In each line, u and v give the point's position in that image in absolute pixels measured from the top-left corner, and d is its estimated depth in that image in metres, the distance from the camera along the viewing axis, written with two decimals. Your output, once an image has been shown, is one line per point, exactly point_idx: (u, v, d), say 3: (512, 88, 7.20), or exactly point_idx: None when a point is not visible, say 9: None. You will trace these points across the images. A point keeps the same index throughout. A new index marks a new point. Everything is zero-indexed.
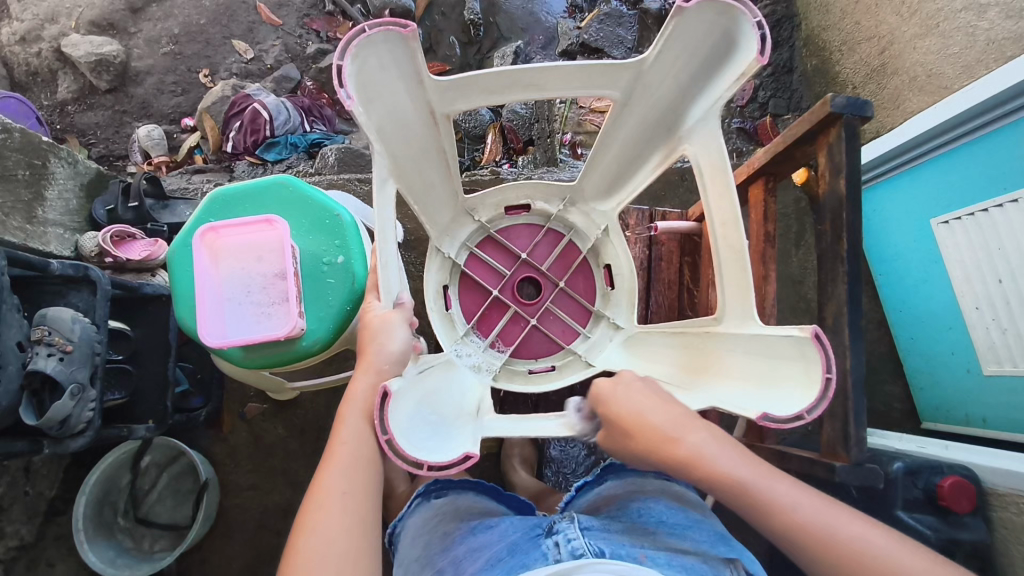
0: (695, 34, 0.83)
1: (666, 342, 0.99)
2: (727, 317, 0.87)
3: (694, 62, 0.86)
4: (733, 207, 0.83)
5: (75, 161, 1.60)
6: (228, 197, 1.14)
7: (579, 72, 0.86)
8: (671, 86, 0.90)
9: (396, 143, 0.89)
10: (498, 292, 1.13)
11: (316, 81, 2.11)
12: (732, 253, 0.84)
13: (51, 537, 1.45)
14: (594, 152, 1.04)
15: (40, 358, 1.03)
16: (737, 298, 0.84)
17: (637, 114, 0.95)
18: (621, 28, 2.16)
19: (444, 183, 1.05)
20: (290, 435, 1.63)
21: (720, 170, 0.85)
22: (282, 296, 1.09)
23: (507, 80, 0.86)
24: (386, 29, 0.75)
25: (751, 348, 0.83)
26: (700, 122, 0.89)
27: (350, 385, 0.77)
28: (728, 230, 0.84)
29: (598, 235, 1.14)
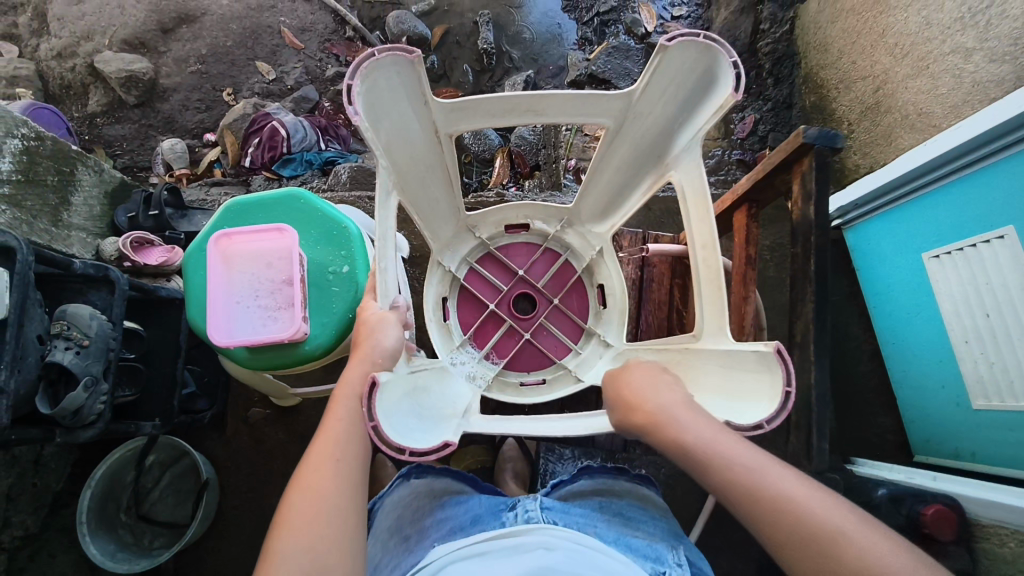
0: (680, 70, 0.84)
1: (650, 360, 1.03)
2: (705, 335, 0.89)
3: (682, 96, 0.88)
4: (710, 232, 0.87)
5: (100, 169, 1.69)
6: (243, 206, 1.22)
7: (578, 99, 0.89)
8: (658, 118, 0.92)
9: (399, 158, 0.93)
10: (495, 305, 1.18)
11: (333, 102, 2.22)
12: (711, 277, 0.87)
13: (56, 529, 1.49)
14: (588, 177, 1.07)
15: (58, 351, 1.09)
16: (714, 323, 0.86)
17: (628, 141, 0.98)
18: (628, 61, 2.27)
19: (448, 200, 1.10)
20: (290, 441, 1.68)
21: (701, 200, 0.88)
22: (288, 301, 1.15)
23: (506, 106, 0.91)
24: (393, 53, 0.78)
25: (724, 364, 0.83)
26: (686, 154, 0.91)
27: (343, 372, 0.81)
28: (709, 255, 0.87)
29: (593, 254, 1.18)
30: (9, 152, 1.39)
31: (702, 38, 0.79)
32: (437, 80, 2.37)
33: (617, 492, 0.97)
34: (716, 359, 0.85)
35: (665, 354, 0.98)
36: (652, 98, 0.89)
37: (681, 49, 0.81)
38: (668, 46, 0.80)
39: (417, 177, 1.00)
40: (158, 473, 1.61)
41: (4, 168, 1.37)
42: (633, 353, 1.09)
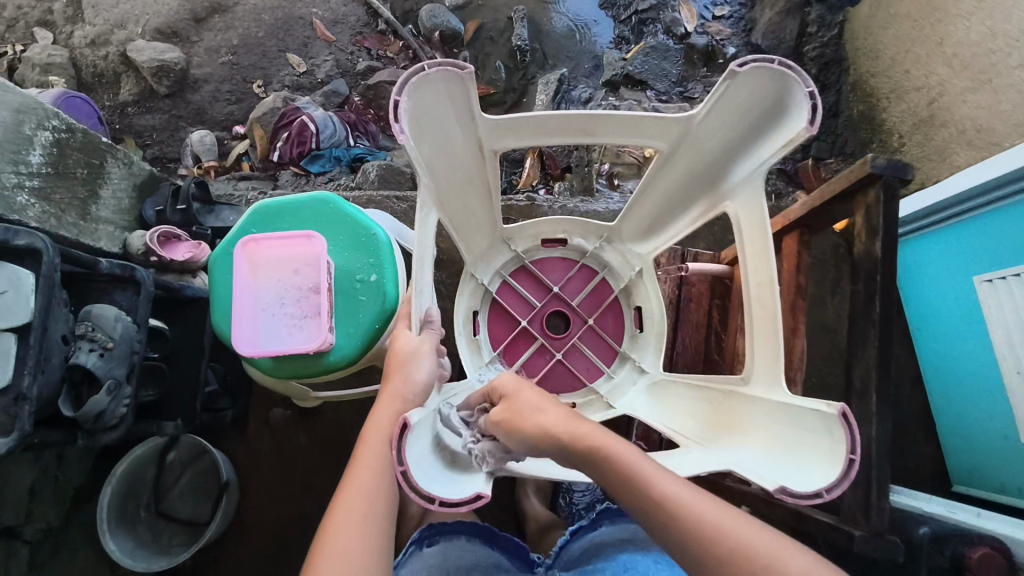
0: (748, 96, 0.78)
1: (691, 395, 0.98)
2: (755, 380, 0.83)
3: (746, 122, 0.81)
4: (768, 268, 0.79)
5: (130, 161, 1.67)
6: (273, 210, 1.18)
7: (632, 122, 0.83)
8: (716, 144, 0.86)
9: (436, 176, 0.88)
10: (527, 322, 1.14)
11: (363, 97, 2.17)
12: (764, 314, 0.81)
13: (77, 523, 1.50)
14: (634, 195, 1.01)
15: (81, 353, 1.09)
16: (767, 366, 0.80)
17: (680, 167, 0.91)
18: (666, 61, 2.19)
19: (486, 212, 1.05)
20: (311, 443, 1.67)
21: (760, 233, 0.80)
22: (315, 310, 1.11)
23: (552, 125, 0.85)
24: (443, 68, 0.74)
25: (780, 416, 0.77)
26: (743, 182, 0.85)
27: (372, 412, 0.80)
28: (763, 292, 0.81)
29: (632, 275, 1.15)
30: (40, 145, 1.38)
31: (777, 64, 0.72)
32: None
33: (638, 542, 0.94)
34: (770, 408, 0.79)
35: (709, 389, 0.92)
36: (712, 123, 0.83)
37: (752, 74, 0.75)
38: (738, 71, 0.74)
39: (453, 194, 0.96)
40: (178, 471, 1.61)
41: (34, 161, 1.36)
42: (669, 385, 1.05)
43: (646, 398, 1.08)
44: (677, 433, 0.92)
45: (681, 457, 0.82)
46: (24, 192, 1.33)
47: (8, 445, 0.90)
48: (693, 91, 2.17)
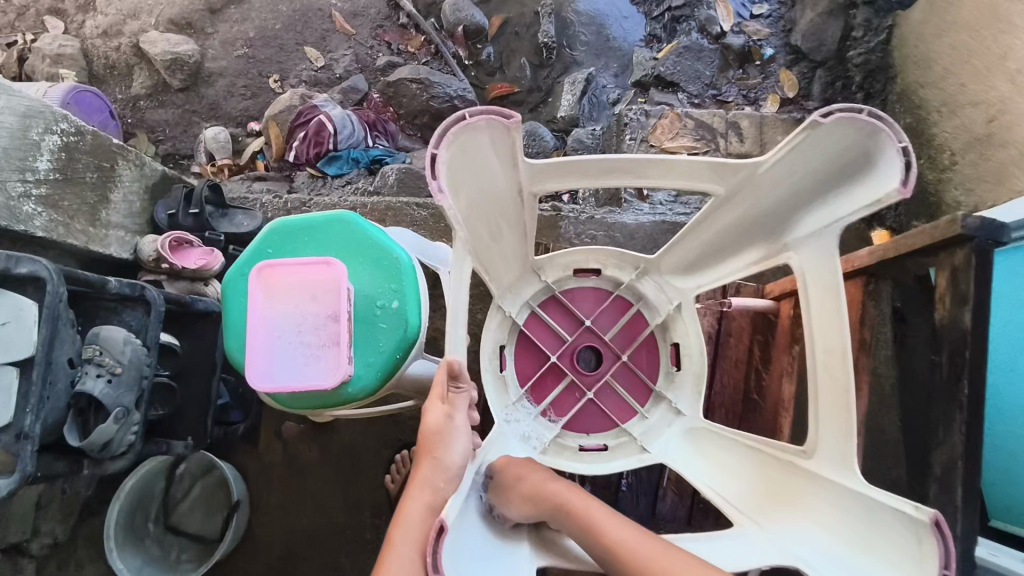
0: (827, 147, 0.77)
1: (736, 453, 0.95)
2: (819, 457, 0.83)
3: (820, 172, 0.81)
4: (842, 336, 0.79)
5: (142, 163, 1.60)
6: (290, 230, 1.12)
7: (707, 168, 0.81)
8: (779, 192, 0.85)
9: (472, 219, 0.88)
10: (557, 357, 1.07)
11: (382, 94, 2.08)
12: (836, 389, 0.81)
13: (84, 537, 1.47)
14: (678, 236, 0.98)
15: (89, 379, 1.03)
16: (837, 444, 0.80)
17: (735, 212, 0.89)
18: (701, 62, 2.09)
19: (516, 251, 1.02)
20: (323, 459, 1.62)
21: (830, 294, 0.81)
22: (333, 340, 1.05)
23: (605, 169, 0.82)
24: (488, 117, 0.74)
25: (853, 505, 0.79)
26: (813, 233, 0.85)
27: (403, 507, 0.85)
28: (831, 359, 0.81)
29: (671, 309, 1.07)
30: (47, 150, 1.32)
31: (867, 117, 0.72)
32: (492, 74, 2.24)
33: None
34: (838, 493, 0.81)
35: (760, 455, 0.92)
36: (781, 171, 0.82)
37: (836, 126, 0.74)
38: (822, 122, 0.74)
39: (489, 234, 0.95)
40: (188, 484, 1.59)
41: (42, 168, 1.30)
42: (706, 435, 0.99)
43: (683, 443, 1.02)
44: (723, 500, 0.92)
45: (742, 548, 0.84)
46: (31, 202, 1.27)
47: (10, 486, 0.85)
48: (727, 95, 2.07)
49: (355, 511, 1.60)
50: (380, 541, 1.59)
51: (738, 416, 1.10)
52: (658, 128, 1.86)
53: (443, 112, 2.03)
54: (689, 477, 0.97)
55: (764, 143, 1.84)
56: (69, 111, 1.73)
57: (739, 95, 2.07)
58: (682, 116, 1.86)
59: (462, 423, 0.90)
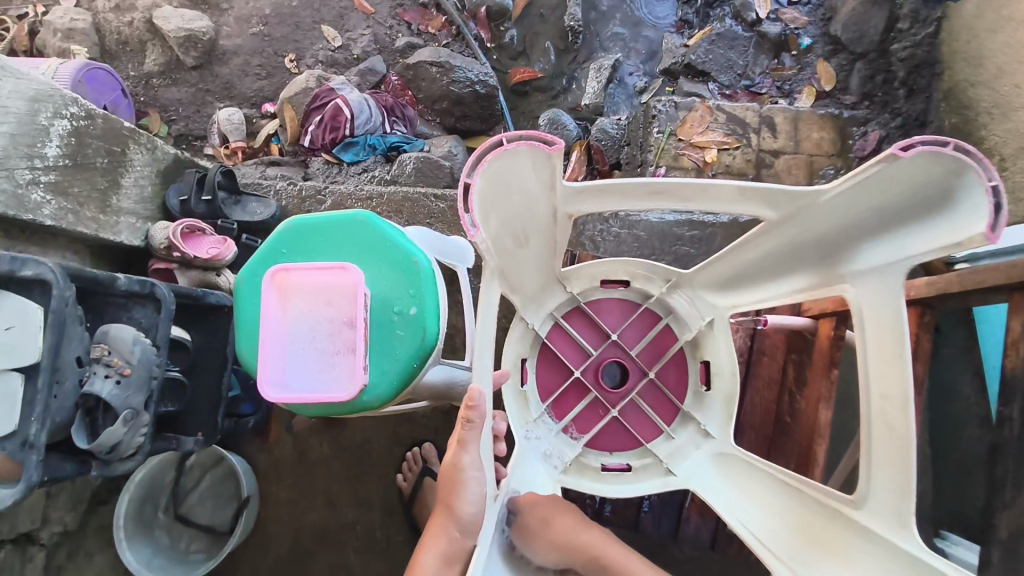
0: (902, 181, 0.72)
1: (772, 488, 0.89)
2: (867, 508, 0.77)
3: (888, 206, 0.76)
4: (904, 384, 0.74)
5: (154, 146, 1.55)
6: (305, 229, 1.08)
7: (740, 192, 0.78)
8: (837, 222, 0.80)
9: (506, 240, 0.89)
10: (580, 373, 1.05)
11: (401, 76, 2.02)
12: (893, 439, 0.76)
13: (94, 526, 1.45)
14: (721, 252, 0.94)
15: (97, 380, 0.99)
16: (892, 500, 0.75)
17: (787, 235, 0.84)
18: (734, 51, 1.99)
19: (545, 267, 1.01)
20: (334, 454, 1.60)
21: (894, 336, 0.76)
22: (348, 347, 1.00)
23: (646, 190, 0.80)
24: (525, 144, 0.75)
25: (904, 563, 0.72)
26: (874, 269, 0.80)
27: (418, 557, 0.81)
28: (888, 406, 0.76)
29: (702, 325, 1.02)
30: (56, 135, 1.27)
31: (953, 151, 0.66)
32: (515, 58, 2.19)
33: None
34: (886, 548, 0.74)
35: (799, 496, 0.85)
36: (844, 199, 0.76)
37: (916, 159, 0.68)
38: (900, 156, 0.69)
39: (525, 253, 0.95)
40: (198, 475, 1.56)
41: (50, 154, 1.26)
42: (739, 466, 0.95)
43: (714, 472, 0.98)
44: (761, 543, 0.86)
45: None
46: (39, 189, 1.23)
47: (14, 497, 0.83)
48: (760, 86, 1.98)
49: (365, 508, 1.58)
50: (389, 539, 1.57)
51: (768, 438, 1.10)
52: (687, 122, 1.78)
53: (463, 98, 1.94)
54: (720, 510, 0.92)
55: (799, 139, 1.76)
56: (82, 90, 1.67)
57: (772, 86, 1.98)
58: (714, 109, 1.78)
59: (478, 470, 0.82)
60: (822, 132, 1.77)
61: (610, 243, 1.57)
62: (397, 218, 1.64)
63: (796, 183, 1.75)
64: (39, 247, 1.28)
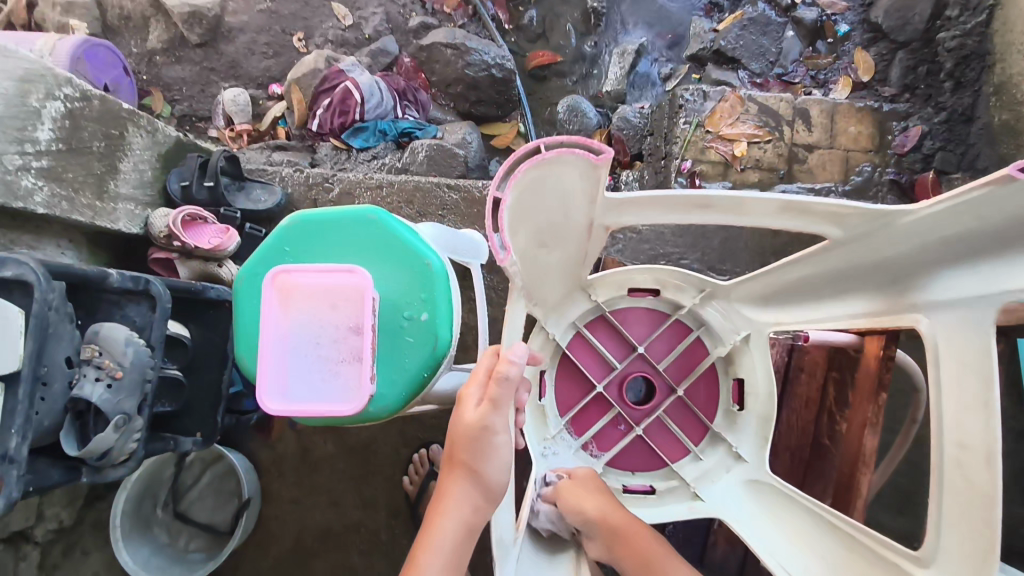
0: (1007, 207, 0.62)
1: (823, 537, 0.82)
2: (933, 566, 0.68)
3: (984, 233, 0.66)
4: (990, 433, 0.63)
5: (155, 129, 1.47)
6: (312, 225, 1.00)
7: (781, 208, 0.74)
8: (918, 242, 0.72)
9: (534, 252, 0.84)
10: (604, 387, 0.99)
11: (414, 58, 1.93)
12: (972, 494, 0.65)
13: (90, 523, 1.40)
14: (775, 266, 0.87)
15: (87, 382, 0.93)
16: (970, 564, 0.64)
17: (851, 252, 0.78)
18: (767, 37, 1.88)
19: (571, 279, 0.95)
20: (339, 453, 1.54)
21: (978, 378, 0.66)
22: (353, 355, 0.93)
23: (694, 204, 0.75)
24: (565, 155, 0.69)
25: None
26: (953, 301, 0.70)
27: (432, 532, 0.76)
28: (968, 458, 0.66)
29: (736, 341, 0.96)
30: (49, 118, 1.20)
31: None
32: (534, 40, 2.09)
33: None
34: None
35: (853, 546, 0.78)
36: (931, 219, 0.68)
37: None
38: (1015, 178, 0.59)
39: (556, 264, 0.89)
40: (199, 470, 1.51)
41: (42, 138, 1.18)
42: (782, 504, 0.88)
43: (755, 510, 0.91)
44: None
45: None
46: (30, 175, 1.16)
47: None
48: (793, 75, 1.87)
49: (370, 509, 1.52)
50: (395, 542, 1.51)
51: (803, 460, 1.08)
52: (716, 113, 1.67)
53: (479, 82, 1.85)
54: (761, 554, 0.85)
55: (835, 133, 1.66)
56: (80, 68, 1.59)
57: (806, 75, 1.87)
58: (745, 99, 1.67)
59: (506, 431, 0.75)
60: (860, 126, 1.66)
61: (631, 241, 1.48)
62: (408, 209, 1.56)
63: (830, 180, 1.65)
64: (31, 236, 1.21)
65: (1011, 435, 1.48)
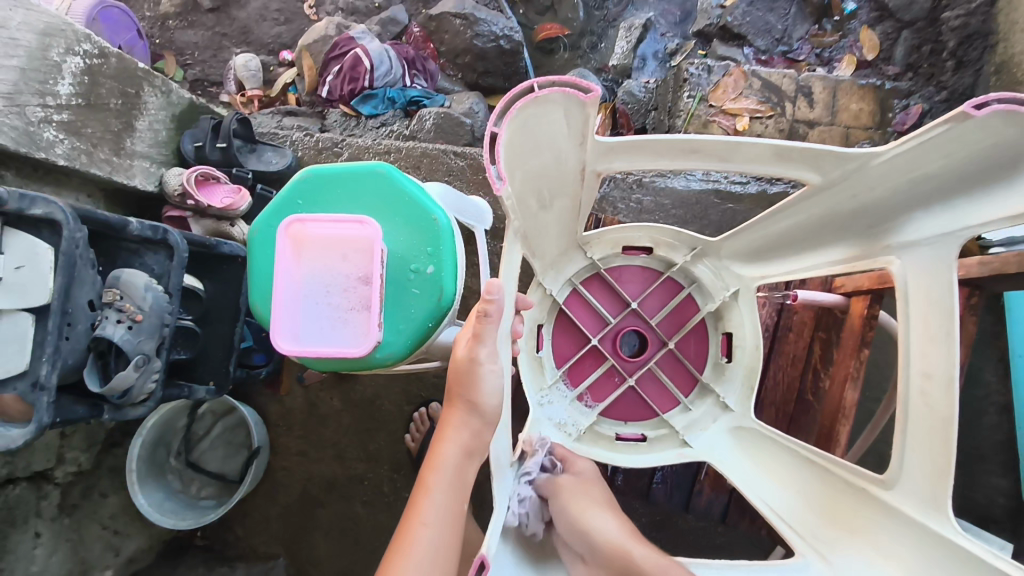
0: (964, 144, 0.69)
1: (796, 468, 0.91)
2: (897, 488, 0.78)
3: (944, 174, 0.73)
4: (949, 361, 0.74)
5: (169, 90, 1.50)
6: (321, 178, 1.04)
7: (775, 152, 0.76)
8: (888, 188, 0.78)
9: (530, 196, 0.87)
10: (598, 341, 1.07)
11: (423, 28, 1.95)
12: (933, 420, 0.76)
13: (107, 467, 1.45)
14: (758, 218, 0.93)
15: (108, 324, 0.97)
16: (927, 483, 0.75)
17: (830, 201, 0.83)
18: (773, 14, 1.89)
19: (568, 228, 0.99)
20: (345, 409, 1.60)
21: (941, 311, 0.76)
22: (363, 303, 0.98)
23: (682, 149, 0.79)
24: (558, 92, 0.72)
25: (930, 545, 0.74)
26: (921, 240, 0.79)
27: (435, 450, 0.80)
28: (930, 386, 0.77)
29: (726, 296, 1.03)
30: (70, 73, 1.24)
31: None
32: (542, 13, 2.12)
33: None
34: (915, 528, 0.76)
35: (826, 478, 0.87)
36: (897, 164, 0.74)
37: (985, 121, 0.65)
38: (973, 115, 0.64)
39: (550, 212, 0.94)
40: (210, 422, 1.57)
41: (63, 92, 1.22)
42: (762, 442, 0.97)
43: (735, 448, 0.99)
44: (780, 520, 0.89)
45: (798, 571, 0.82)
46: (52, 127, 1.20)
47: (25, 437, 0.83)
48: (798, 53, 1.90)
49: (373, 463, 1.58)
50: (397, 495, 1.57)
51: (788, 415, 1.20)
52: (720, 87, 1.71)
53: (486, 53, 1.88)
54: (742, 487, 0.94)
55: (836, 110, 1.68)
56: (96, 29, 1.62)
57: (811, 53, 1.89)
58: (749, 74, 1.69)
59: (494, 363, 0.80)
60: (861, 104, 1.69)
61: (632, 210, 1.51)
62: (415, 174, 1.59)
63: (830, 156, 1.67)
64: (52, 187, 1.26)
65: (996, 409, 1.52)
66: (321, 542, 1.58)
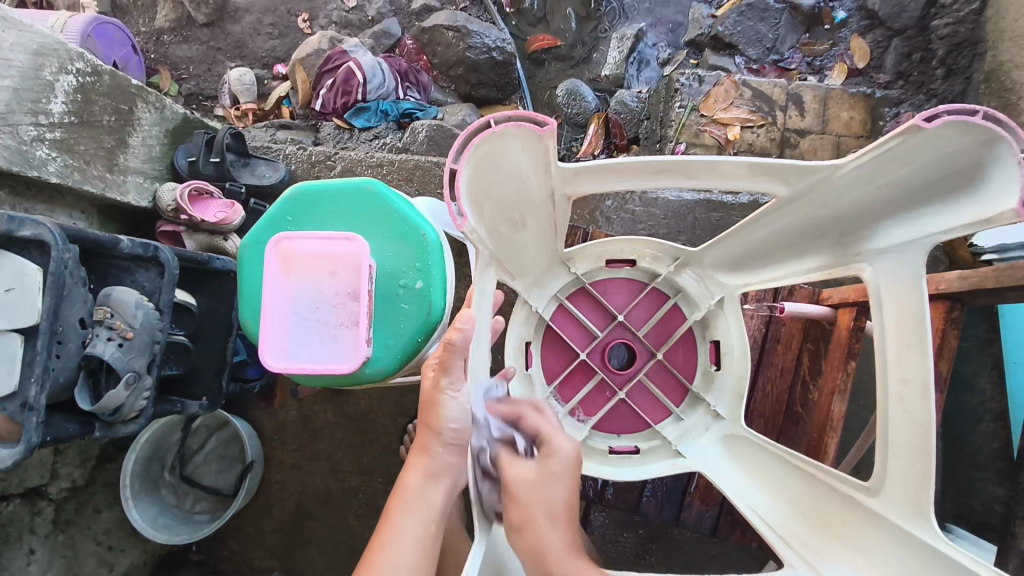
0: (926, 153, 0.70)
1: (783, 476, 0.91)
2: (882, 496, 0.79)
3: (910, 182, 0.74)
4: (925, 369, 0.75)
5: (162, 105, 1.51)
6: (306, 196, 1.05)
7: (749, 168, 0.76)
8: (857, 197, 0.79)
9: (500, 223, 0.88)
10: (587, 355, 1.07)
11: (416, 40, 1.97)
12: (912, 427, 0.77)
13: (101, 482, 1.45)
14: (734, 230, 0.94)
15: (99, 342, 0.97)
16: (909, 490, 0.76)
17: (802, 213, 0.84)
18: (764, 23, 1.89)
19: (547, 246, 0.99)
20: (338, 421, 1.60)
21: (915, 316, 0.77)
22: (351, 318, 0.98)
23: (654, 169, 0.78)
24: (513, 126, 0.73)
25: (914, 550, 0.74)
26: (892, 248, 0.80)
27: (401, 477, 0.81)
28: (907, 392, 0.77)
29: (710, 305, 1.04)
30: (62, 91, 1.24)
31: (979, 120, 0.63)
32: (535, 24, 2.13)
33: None
34: (900, 534, 0.76)
35: (811, 485, 0.87)
36: (863, 174, 0.75)
37: (942, 130, 0.66)
38: (925, 127, 0.66)
39: (527, 234, 0.95)
40: (204, 436, 1.57)
41: (56, 111, 1.23)
42: (751, 450, 0.97)
43: (726, 457, 1.00)
44: (768, 529, 0.89)
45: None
46: (44, 146, 1.21)
47: (14, 458, 0.84)
48: (789, 61, 1.90)
49: (367, 476, 1.58)
50: None
51: (778, 426, 1.20)
52: (711, 97, 1.70)
53: (479, 65, 1.89)
54: (732, 497, 0.95)
55: (827, 119, 1.68)
56: (91, 46, 1.63)
57: (802, 62, 1.90)
58: (740, 84, 1.70)
59: (458, 392, 0.80)
60: (852, 112, 1.69)
61: (624, 221, 1.52)
62: (407, 186, 1.59)
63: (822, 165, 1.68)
64: (45, 205, 1.27)
65: (990, 417, 1.52)
66: (315, 556, 1.58)
